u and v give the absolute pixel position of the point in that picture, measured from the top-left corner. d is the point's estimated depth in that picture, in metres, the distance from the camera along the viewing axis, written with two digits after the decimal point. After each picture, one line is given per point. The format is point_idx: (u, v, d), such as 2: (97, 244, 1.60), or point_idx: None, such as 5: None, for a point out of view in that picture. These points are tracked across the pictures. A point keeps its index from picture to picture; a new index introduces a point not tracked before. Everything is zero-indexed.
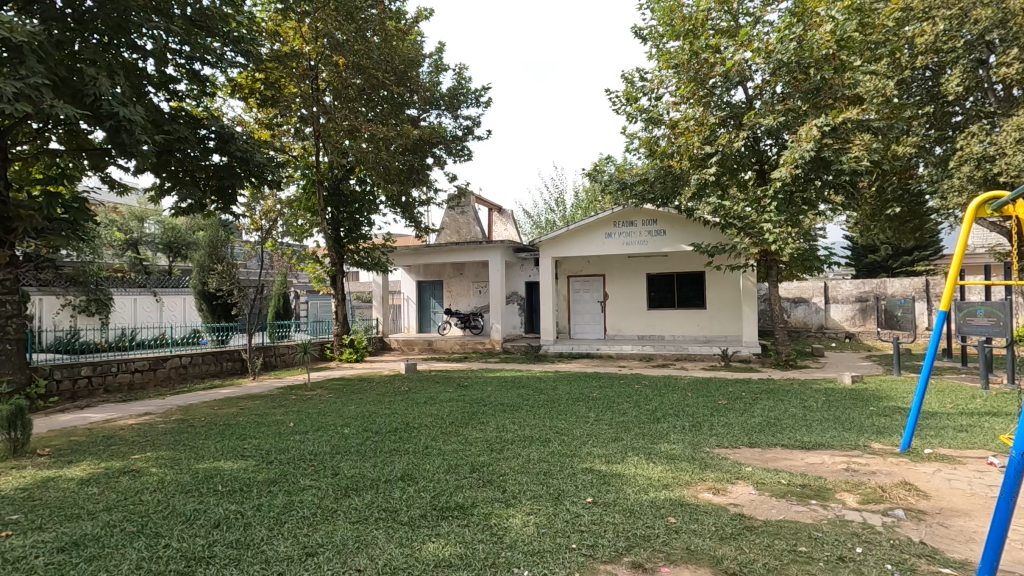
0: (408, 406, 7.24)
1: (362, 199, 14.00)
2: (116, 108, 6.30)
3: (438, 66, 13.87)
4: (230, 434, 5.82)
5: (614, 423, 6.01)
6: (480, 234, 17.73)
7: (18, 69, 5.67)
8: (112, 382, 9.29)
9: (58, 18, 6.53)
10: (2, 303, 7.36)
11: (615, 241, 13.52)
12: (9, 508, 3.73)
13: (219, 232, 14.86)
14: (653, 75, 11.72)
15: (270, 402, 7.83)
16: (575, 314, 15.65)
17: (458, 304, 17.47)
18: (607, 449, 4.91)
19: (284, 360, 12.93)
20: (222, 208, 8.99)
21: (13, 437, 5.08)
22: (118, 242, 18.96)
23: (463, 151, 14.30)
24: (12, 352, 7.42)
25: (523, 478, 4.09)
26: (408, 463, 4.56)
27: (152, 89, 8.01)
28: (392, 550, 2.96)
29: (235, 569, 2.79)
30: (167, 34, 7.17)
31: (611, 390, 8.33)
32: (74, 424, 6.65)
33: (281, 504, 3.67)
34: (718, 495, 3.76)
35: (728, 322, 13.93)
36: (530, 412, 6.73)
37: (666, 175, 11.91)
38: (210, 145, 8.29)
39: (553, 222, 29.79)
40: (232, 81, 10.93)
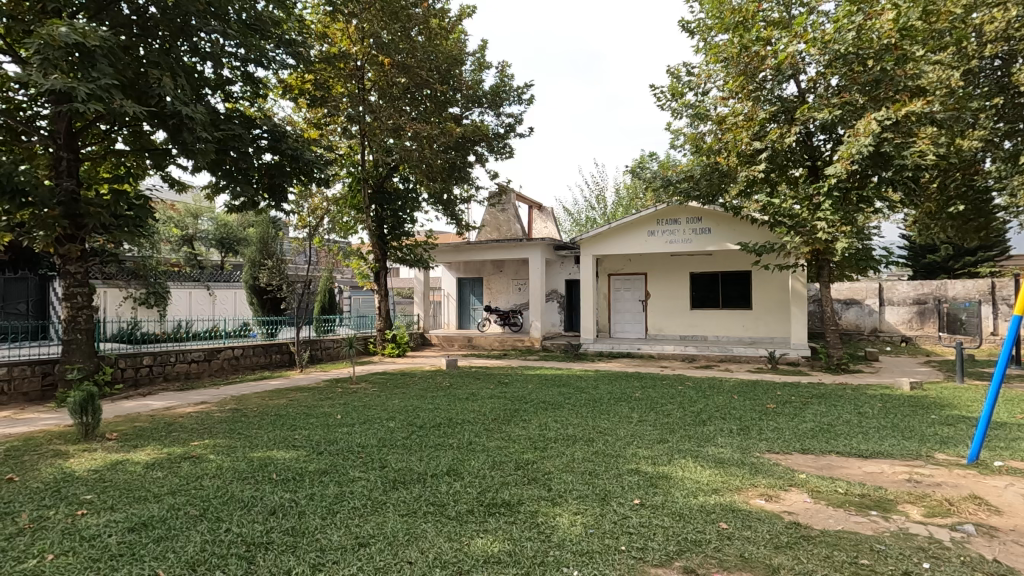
0: (451, 401, 7.32)
1: (405, 197, 14.20)
2: (178, 109, 6.61)
3: (481, 64, 13.93)
4: (281, 424, 6.03)
5: (658, 424, 5.93)
6: (520, 231, 17.76)
7: (90, 73, 6.01)
8: (170, 371, 9.74)
9: (125, 24, 6.86)
10: (73, 295, 7.84)
11: (658, 239, 13.29)
12: (84, 488, 3.97)
13: (269, 228, 15.35)
14: (700, 69, 11.48)
15: (317, 394, 8.06)
16: (615, 312, 15.48)
17: (497, 301, 17.53)
18: (653, 451, 4.84)
19: (328, 353, 13.28)
20: (273, 206, 9.26)
21: (85, 420, 5.40)
22: (175, 238, 19.77)
23: (505, 149, 14.35)
24: (82, 341, 7.91)
25: (569, 478, 4.07)
26: (454, 458, 4.62)
27: (210, 92, 8.35)
28: (441, 544, 2.99)
29: (292, 556, 2.88)
30: (225, 37, 7.45)
31: (654, 390, 8.18)
32: (137, 411, 7.00)
33: (332, 494, 3.78)
34: (771, 501, 3.65)
35: (774, 323, 13.52)
36: (572, 411, 6.70)
37: (713, 171, 11.68)
38: (263, 144, 8.58)
39: (593, 220, 29.52)
40: (283, 82, 11.31)
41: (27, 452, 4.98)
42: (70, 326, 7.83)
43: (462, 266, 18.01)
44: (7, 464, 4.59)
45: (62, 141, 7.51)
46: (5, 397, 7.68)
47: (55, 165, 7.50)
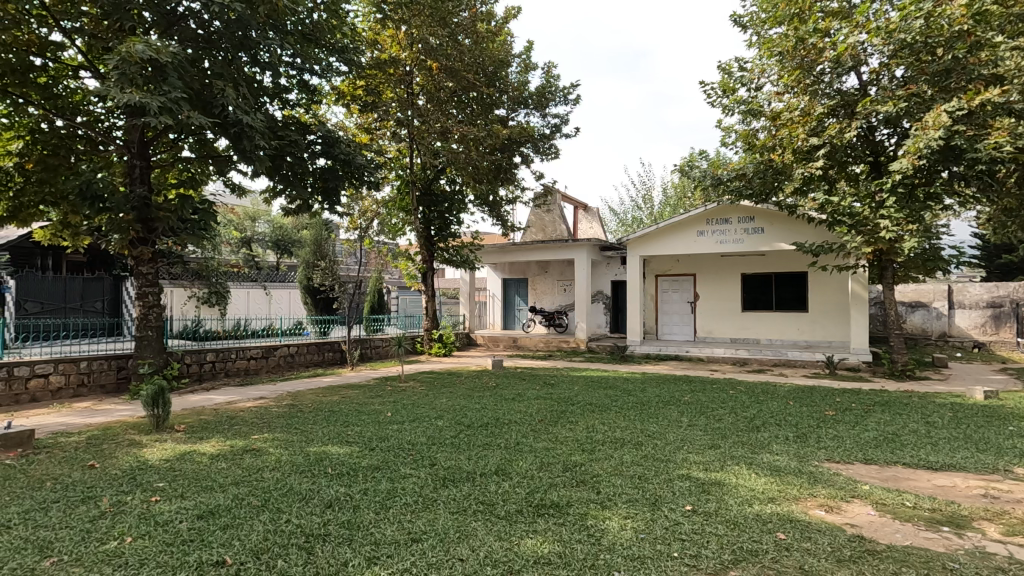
0: (498, 401, 7.38)
1: (452, 199, 14.38)
2: (239, 117, 6.96)
3: (527, 65, 13.97)
4: (335, 420, 6.26)
5: (710, 429, 5.78)
6: (565, 232, 17.71)
7: (162, 87, 6.39)
8: (232, 367, 10.24)
9: (193, 38, 7.23)
10: (145, 294, 8.37)
11: (708, 239, 12.96)
12: (157, 476, 4.24)
13: (322, 230, 15.90)
14: (753, 64, 11.14)
15: (368, 391, 8.29)
16: (663, 314, 15.21)
17: (543, 301, 17.53)
18: (705, 456, 4.73)
19: (378, 352, 13.62)
20: (326, 209, 9.55)
21: (155, 413, 5.73)
22: (234, 240, 20.71)
23: (551, 150, 14.35)
24: (153, 338, 8.42)
25: (619, 481, 4.04)
26: (502, 458, 4.65)
27: (268, 100, 8.72)
28: (492, 543, 3.03)
29: (349, 549, 2.98)
30: (282, 48, 7.81)
31: (704, 394, 7.98)
32: (202, 404, 7.40)
33: (385, 490, 3.88)
34: (832, 513, 3.50)
35: (832, 327, 12.94)
36: (620, 413, 6.64)
37: (766, 170, 11.03)
38: (317, 149, 8.92)
39: (640, 220, 29.08)
40: (336, 89, 11.72)
41: (106, 440, 5.35)
42: (142, 323, 8.35)
43: (507, 266, 18.11)
44: (89, 452, 4.95)
45: (136, 150, 7.99)
46: (85, 388, 8.26)
47: (130, 172, 8.01)
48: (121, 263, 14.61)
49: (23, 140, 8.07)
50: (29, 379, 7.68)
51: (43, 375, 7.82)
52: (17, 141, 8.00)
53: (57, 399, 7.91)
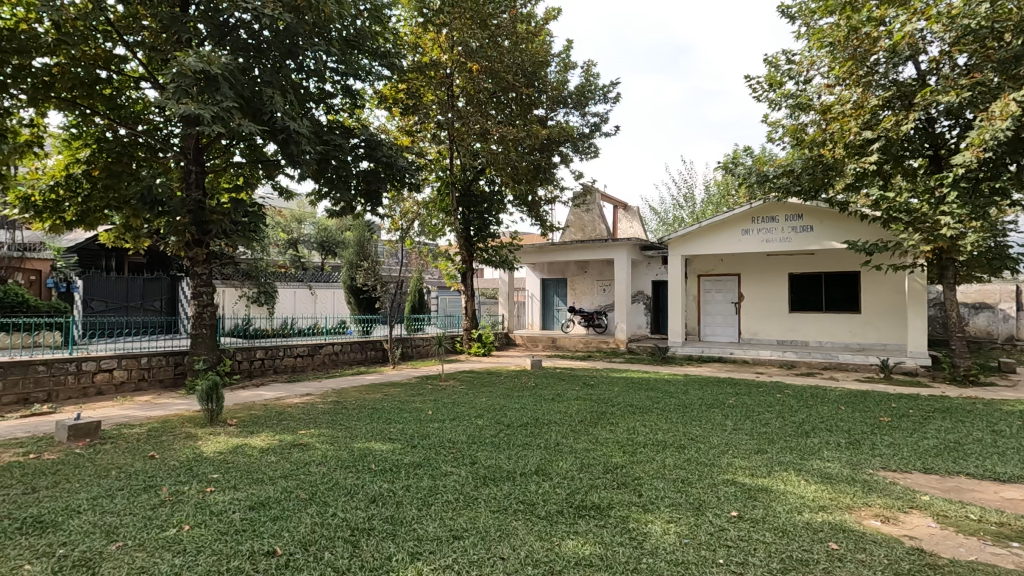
0: (537, 401, 7.38)
1: (491, 199, 14.48)
2: (287, 123, 7.22)
3: (567, 64, 13.91)
4: (378, 417, 6.40)
5: (756, 434, 5.61)
6: (605, 231, 17.55)
7: (215, 96, 6.66)
8: (280, 364, 10.60)
9: (244, 47, 7.43)
10: (200, 294, 8.77)
11: (753, 238, 12.61)
12: (212, 467, 4.43)
13: (365, 231, 16.27)
14: (802, 56, 10.76)
15: (409, 390, 8.43)
16: (705, 315, 14.88)
17: (582, 301, 17.43)
18: (752, 461, 4.60)
19: (419, 351, 13.83)
20: (369, 211, 9.75)
21: (210, 407, 6.00)
22: (282, 241, 21.41)
23: (590, 149, 14.27)
24: (207, 335, 8.81)
25: (661, 484, 3.97)
26: (542, 458, 4.65)
27: (314, 105, 9.00)
28: (533, 543, 3.03)
29: (392, 543, 3.04)
30: (328, 54, 8.05)
31: (750, 397, 7.75)
32: (253, 400, 7.69)
33: (427, 486, 3.94)
34: (889, 524, 3.34)
35: (887, 328, 12.36)
36: (662, 415, 6.53)
37: (816, 166, 10.47)
38: (360, 152, 9.15)
39: (682, 219, 28.50)
40: (379, 94, 11.97)
41: (165, 433, 5.63)
42: (197, 322, 8.75)
43: (546, 266, 18.09)
44: (150, 443, 5.22)
45: (192, 156, 8.37)
46: (145, 383, 8.71)
47: (186, 177, 8.39)
48: (178, 263, 15.38)
49: (90, 148, 8.63)
50: (96, 373, 8.16)
51: (108, 369, 8.28)
52: (85, 150, 8.52)
53: (120, 392, 8.38)
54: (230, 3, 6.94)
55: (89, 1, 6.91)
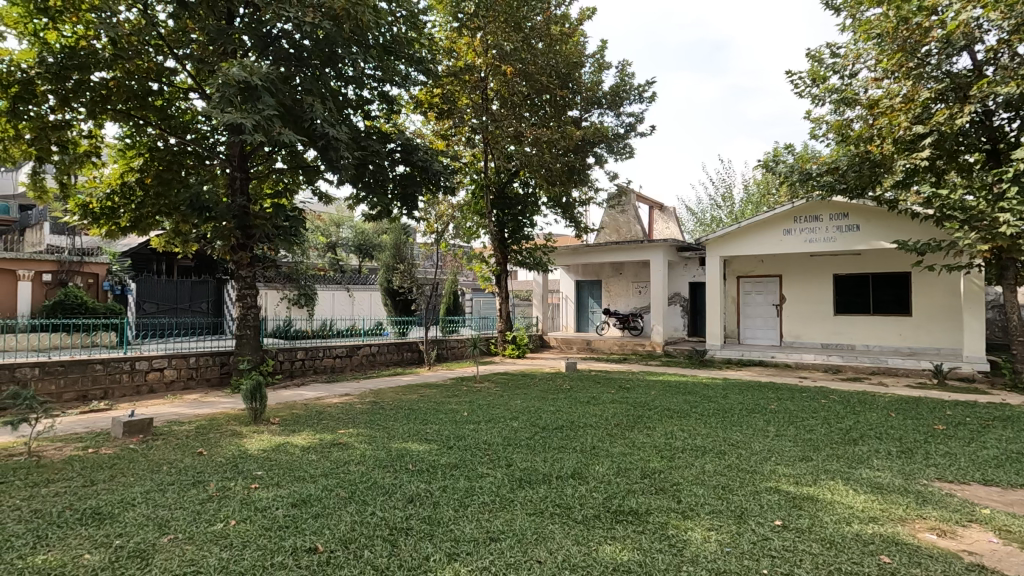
0: (572, 404, 7.33)
1: (525, 201, 14.49)
2: (327, 130, 7.41)
3: (601, 64, 13.82)
4: (414, 417, 6.49)
5: (800, 440, 5.43)
6: (641, 232, 17.33)
7: (257, 105, 6.88)
8: (320, 364, 10.87)
9: (285, 57, 7.65)
10: (244, 296, 9.07)
11: (796, 239, 12.24)
12: (256, 464, 4.57)
13: (401, 234, 16.53)
14: (847, 50, 10.38)
15: (445, 391, 8.50)
16: (745, 317, 14.51)
17: (617, 303, 17.25)
18: (796, 468, 4.45)
19: (454, 352, 13.95)
20: (405, 214, 9.90)
21: (254, 406, 6.19)
22: (321, 245, 21.96)
23: (625, 150, 14.14)
24: (251, 336, 9.11)
25: (700, 491, 3.88)
26: (578, 461, 4.62)
27: (352, 111, 9.20)
28: (570, 547, 3.01)
29: (430, 543, 3.07)
30: (365, 62, 8.21)
31: (792, 403, 7.51)
32: (294, 399, 7.89)
33: (463, 488, 3.97)
34: (945, 538, 3.18)
35: (941, 332, 11.77)
36: (700, 420, 6.39)
37: (862, 163, 10.11)
38: (397, 157, 9.29)
39: (719, 219, 27.88)
40: (415, 99, 12.15)
41: (212, 430, 5.84)
42: (241, 323, 9.06)
43: (580, 268, 17.99)
44: (198, 440, 5.42)
45: (237, 163, 8.67)
46: (193, 381, 9.06)
47: (231, 184, 8.69)
48: (224, 266, 15.97)
49: (143, 157, 9.05)
50: (148, 372, 8.53)
51: (159, 369, 8.65)
52: (138, 159, 8.96)
53: (170, 391, 8.74)
54: (273, 14, 7.16)
55: (142, 17, 7.25)
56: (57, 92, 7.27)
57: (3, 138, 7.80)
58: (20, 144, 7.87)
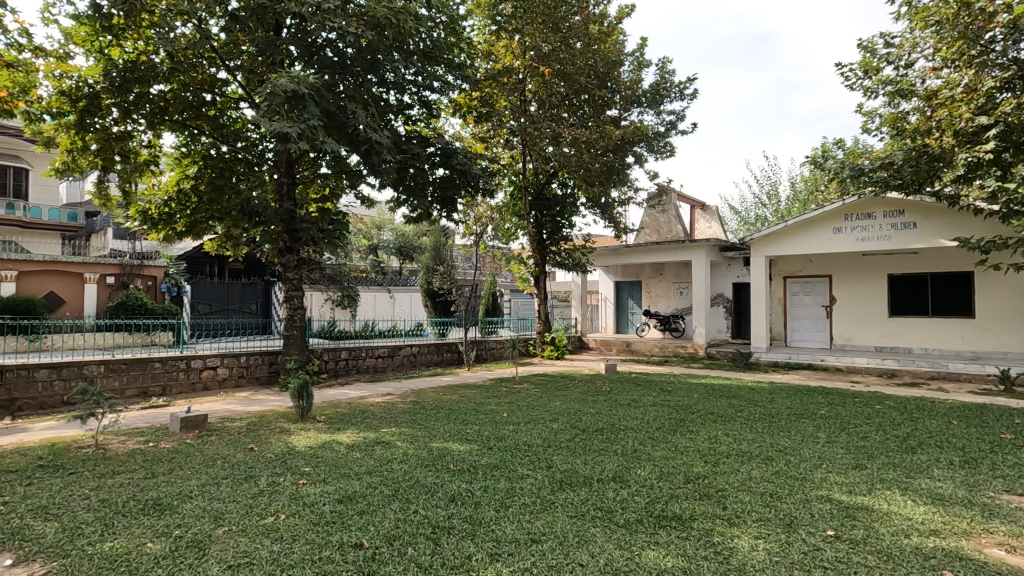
0: (612, 406, 7.25)
1: (564, 202, 14.40)
2: (369, 135, 7.60)
3: (641, 62, 13.63)
4: (455, 418, 6.56)
5: (853, 447, 5.21)
6: (682, 232, 16.99)
7: (304, 113, 7.11)
8: (362, 364, 11.11)
9: (330, 65, 7.86)
10: (292, 298, 9.37)
11: (846, 237, 11.77)
12: (304, 461, 4.72)
13: (441, 236, 16.76)
14: (903, 38, 9.91)
15: (484, 392, 8.54)
16: (792, 319, 14.03)
17: (658, 305, 16.96)
18: (849, 477, 4.27)
19: (493, 353, 14.02)
20: (445, 217, 10.03)
21: (301, 404, 6.39)
22: (363, 247, 22.47)
23: (666, 148, 13.91)
24: (298, 336, 9.41)
25: (747, 497, 3.78)
26: (619, 465, 4.56)
27: (393, 116, 9.39)
28: (613, 551, 2.98)
29: (472, 543, 3.10)
30: (406, 67, 8.35)
31: (845, 408, 7.21)
32: (338, 398, 8.09)
33: (504, 488, 3.98)
34: (1014, 554, 2.99)
35: (1007, 336, 11.07)
36: (746, 425, 6.21)
37: (919, 156, 9.55)
38: (436, 160, 9.42)
39: (765, 218, 27.04)
40: (454, 103, 12.27)
41: (262, 427, 6.06)
42: (289, 324, 9.37)
43: (620, 268, 17.79)
44: (249, 436, 5.63)
45: (284, 169, 8.98)
46: (244, 379, 9.43)
47: (279, 189, 9.00)
48: (271, 269, 16.55)
49: (197, 165, 9.47)
50: (202, 370, 8.91)
51: (212, 367, 9.00)
52: (193, 166, 9.40)
53: (223, 388, 9.10)
54: (318, 24, 7.37)
55: (197, 31, 7.62)
56: (120, 105, 7.73)
57: (72, 150, 8.32)
58: (87, 155, 8.38)
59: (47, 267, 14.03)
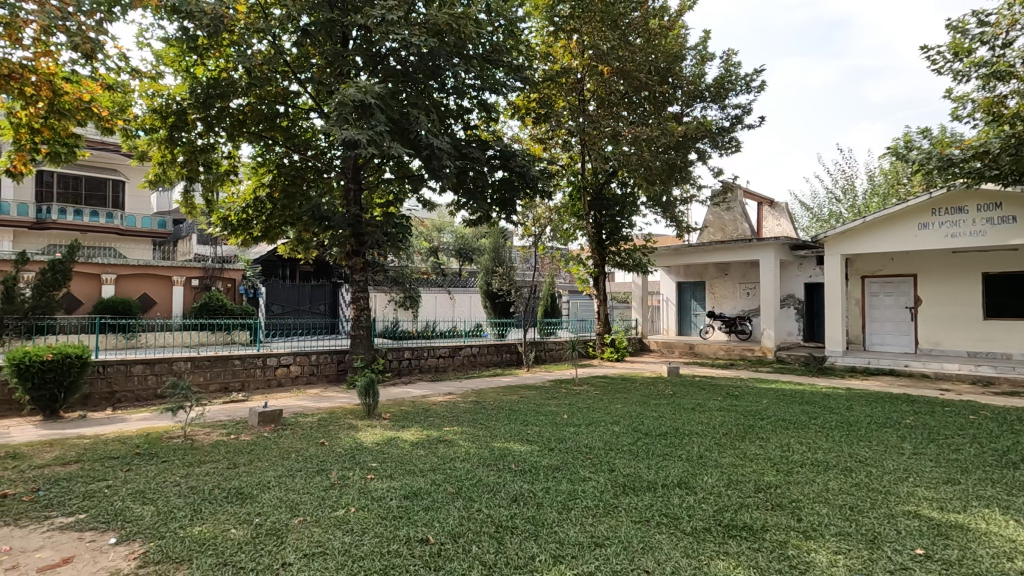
0: (676, 410, 7.06)
1: (623, 202, 14.13)
2: (430, 140, 7.79)
3: (704, 56, 13.21)
4: (515, 418, 6.59)
5: (943, 460, 4.83)
6: (748, 230, 16.33)
7: (370, 121, 7.36)
8: (424, 364, 11.39)
9: (394, 73, 8.10)
10: (358, 299, 9.73)
11: (934, 234, 10.92)
12: (372, 457, 4.89)
13: (500, 238, 16.93)
14: (1000, 15, 9.07)
15: (544, 393, 8.54)
16: (872, 321, 13.16)
17: (723, 306, 16.36)
18: (941, 493, 3.95)
19: (552, 355, 13.98)
20: (504, 219, 10.11)
21: (368, 401, 6.62)
22: (425, 250, 23.01)
23: (731, 144, 13.42)
24: (364, 336, 9.78)
25: (824, 510, 3.58)
26: (685, 471, 4.43)
27: (453, 121, 9.57)
28: (679, 559, 2.91)
29: (536, 544, 3.10)
30: (466, 72, 8.48)
31: (933, 418, 6.68)
32: (402, 397, 8.32)
33: (566, 490, 3.96)
34: None
35: None
36: (822, 433, 5.88)
37: (1020, 144, 8.59)
38: (496, 163, 9.51)
39: (839, 214, 25.54)
40: (512, 105, 12.36)
41: (332, 422, 6.34)
42: (356, 324, 9.74)
43: (682, 269, 17.31)
44: (320, 431, 5.90)
45: (351, 175, 9.36)
46: (315, 377, 9.89)
47: (346, 195, 9.39)
48: (339, 271, 17.29)
49: (271, 173, 10.03)
50: (277, 368, 9.41)
51: (286, 365, 9.50)
52: (268, 175, 9.99)
53: (296, 384, 9.59)
54: (382, 35, 7.61)
55: (272, 47, 8.11)
56: (204, 119, 8.36)
57: (162, 162, 9.01)
58: (175, 166, 9.05)
59: (142, 271, 15.34)
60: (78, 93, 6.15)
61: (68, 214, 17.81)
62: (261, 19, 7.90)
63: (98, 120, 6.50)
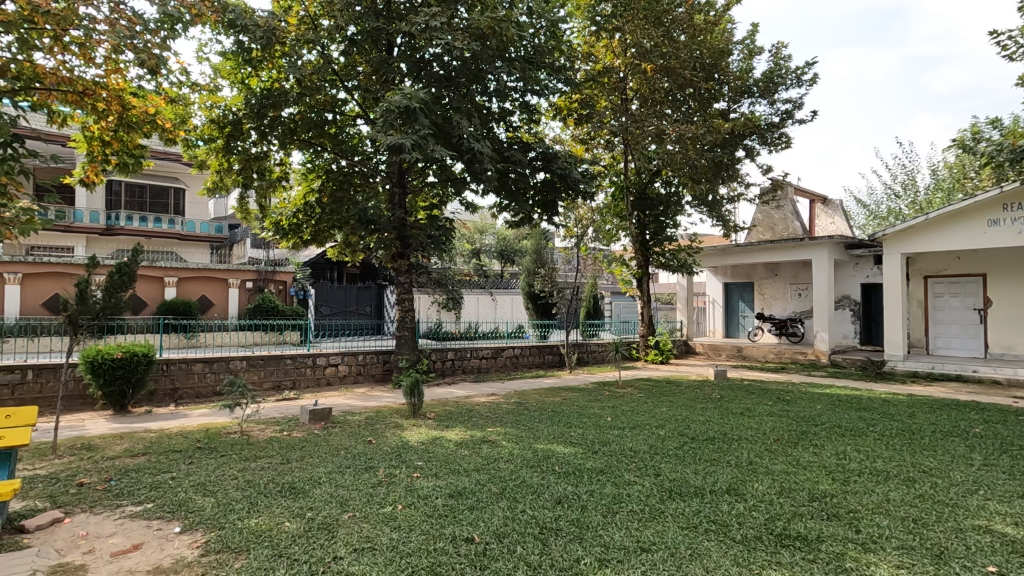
0: (724, 415, 6.90)
1: (667, 201, 13.90)
2: (473, 144, 7.88)
3: (752, 50, 12.83)
4: (559, 420, 6.58)
5: (1018, 473, 4.52)
6: (800, 229, 15.75)
7: (415, 126, 7.51)
8: (468, 364, 11.52)
9: (437, 78, 8.22)
10: (403, 300, 9.93)
11: (1005, 231, 10.24)
12: (417, 455, 4.98)
13: (542, 239, 16.95)
14: None
15: (587, 395, 8.50)
16: (935, 324, 12.45)
17: (772, 308, 15.83)
18: (1015, 507, 3.70)
19: (595, 357, 13.88)
20: (546, 220, 10.11)
21: (413, 401, 6.75)
22: (467, 252, 23.26)
23: (781, 140, 12.95)
24: (408, 337, 9.98)
25: (884, 521, 3.42)
26: (734, 477, 4.32)
27: (495, 124, 9.65)
28: (729, 567, 2.84)
29: (580, 546, 3.09)
30: (508, 75, 8.53)
31: (1006, 427, 6.26)
32: (446, 397, 8.45)
33: (611, 494, 3.93)
34: None
35: None
36: (881, 441, 5.61)
37: None
38: (538, 164, 9.52)
39: (898, 210, 24.29)
40: (553, 106, 12.36)
41: (379, 421, 6.49)
42: (401, 325, 9.95)
43: (729, 270, 16.85)
44: (368, 430, 6.05)
45: (396, 180, 9.62)
46: (361, 377, 10.14)
47: (392, 199, 9.65)
48: (384, 273, 17.71)
49: (320, 179, 10.36)
50: (325, 367, 9.70)
51: (334, 364, 9.79)
52: (317, 180, 10.33)
53: (343, 383, 9.87)
54: (426, 41, 7.73)
55: (321, 57, 8.39)
56: (258, 128, 8.71)
57: (220, 170, 9.44)
58: (231, 174, 9.47)
59: (200, 274, 16.11)
60: (145, 107, 6.53)
61: (134, 220, 18.93)
62: (311, 31, 8.21)
63: (162, 131, 6.86)
